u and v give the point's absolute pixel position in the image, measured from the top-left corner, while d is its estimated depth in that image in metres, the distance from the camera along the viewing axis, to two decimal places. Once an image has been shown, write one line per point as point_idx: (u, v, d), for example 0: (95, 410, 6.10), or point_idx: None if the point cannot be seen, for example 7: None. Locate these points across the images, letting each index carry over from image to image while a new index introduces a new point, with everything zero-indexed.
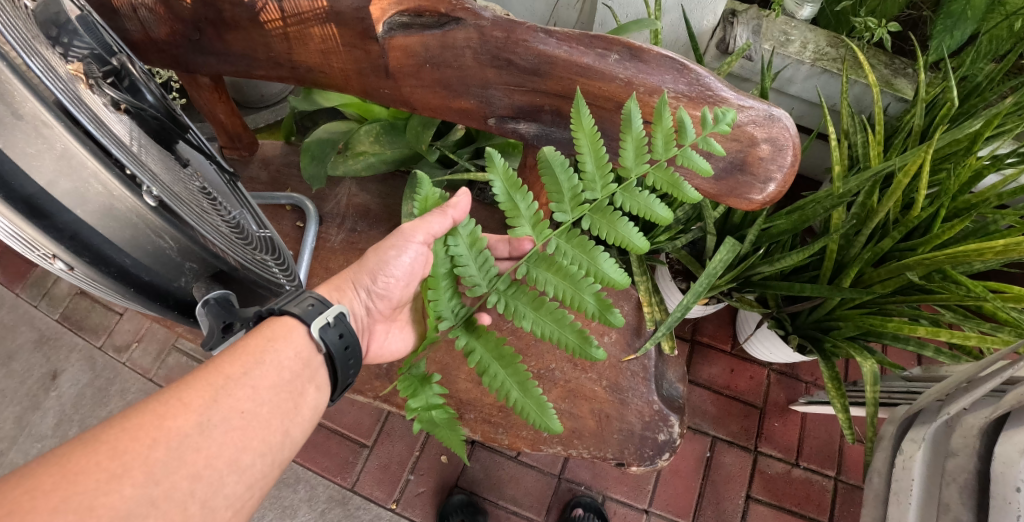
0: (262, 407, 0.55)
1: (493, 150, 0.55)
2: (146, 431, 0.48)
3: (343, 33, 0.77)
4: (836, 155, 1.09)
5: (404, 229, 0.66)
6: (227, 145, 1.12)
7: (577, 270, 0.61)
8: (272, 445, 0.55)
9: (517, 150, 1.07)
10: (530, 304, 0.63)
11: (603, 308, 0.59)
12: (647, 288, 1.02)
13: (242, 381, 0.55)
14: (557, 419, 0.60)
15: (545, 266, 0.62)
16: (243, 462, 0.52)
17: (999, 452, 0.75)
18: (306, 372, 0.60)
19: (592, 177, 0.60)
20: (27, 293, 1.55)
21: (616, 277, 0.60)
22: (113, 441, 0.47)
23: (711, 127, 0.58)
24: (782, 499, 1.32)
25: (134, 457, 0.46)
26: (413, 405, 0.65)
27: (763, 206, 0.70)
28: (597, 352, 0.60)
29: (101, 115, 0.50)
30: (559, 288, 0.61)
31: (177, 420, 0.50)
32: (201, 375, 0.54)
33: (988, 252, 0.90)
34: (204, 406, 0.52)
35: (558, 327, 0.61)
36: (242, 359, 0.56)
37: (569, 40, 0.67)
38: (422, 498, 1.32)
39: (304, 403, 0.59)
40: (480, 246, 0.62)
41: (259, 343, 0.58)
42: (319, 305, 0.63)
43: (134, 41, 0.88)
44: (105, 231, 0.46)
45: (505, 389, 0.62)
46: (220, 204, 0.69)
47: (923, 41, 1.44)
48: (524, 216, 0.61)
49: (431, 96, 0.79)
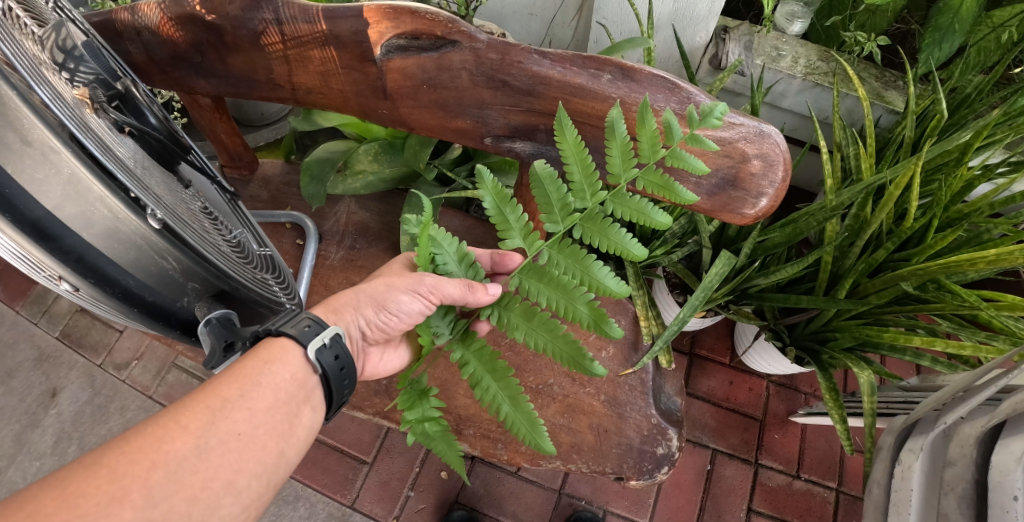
0: (259, 429, 0.55)
1: (481, 166, 0.58)
2: (145, 455, 0.49)
3: (342, 55, 0.79)
4: (829, 168, 1.10)
5: (425, 274, 0.67)
6: (228, 164, 1.14)
7: (569, 279, 0.62)
8: (268, 466, 0.55)
9: (513, 169, 1.09)
10: (522, 316, 0.65)
11: (598, 319, 0.58)
12: (644, 303, 1.07)
13: (238, 404, 0.55)
14: (549, 437, 0.60)
15: (538, 278, 0.64)
16: (239, 483, 0.52)
17: (996, 461, 0.76)
18: (302, 392, 0.61)
19: (580, 187, 0.62)
20: (27, 311, 1.56)
21: (614, 287, 0.59)
22: (113, 464, 0.47)
23: (700, 124, 0.60)
24: (784, 511, 1.31)
25: (134, 481, 0.47)
26: (409, 417, 0.65)
27: (757, 220, 0.72)
28: (595, 364, 0.59)
29: (105, 138, 0.51)
30: (552, 297, 0.62)
31: (175, 443, 0.50)
32: (197, 397, 0.55)
33: (981, 262, 0.91)
34: (201, 429, 0.52)
35: (552, 339, 0.61)
36: (240, 381, 0.57)
37: (563, 61, 0.69)
38: (423, 514, 1.31)
39: (299, 423, 0.59)
40: (468, 260, 0.69)
41: (256, 365, 0.59)
42: (316, 326, 0.64)
43: (136, 64, 0.90)
44: (110, 253, 0.47)
45: (496, 403, 0.63)
46: (221, 224, 0.70)
47: (912, 54, 1.47)
48: (515, 228, 0.64)
49: (428, 115, 0.81)
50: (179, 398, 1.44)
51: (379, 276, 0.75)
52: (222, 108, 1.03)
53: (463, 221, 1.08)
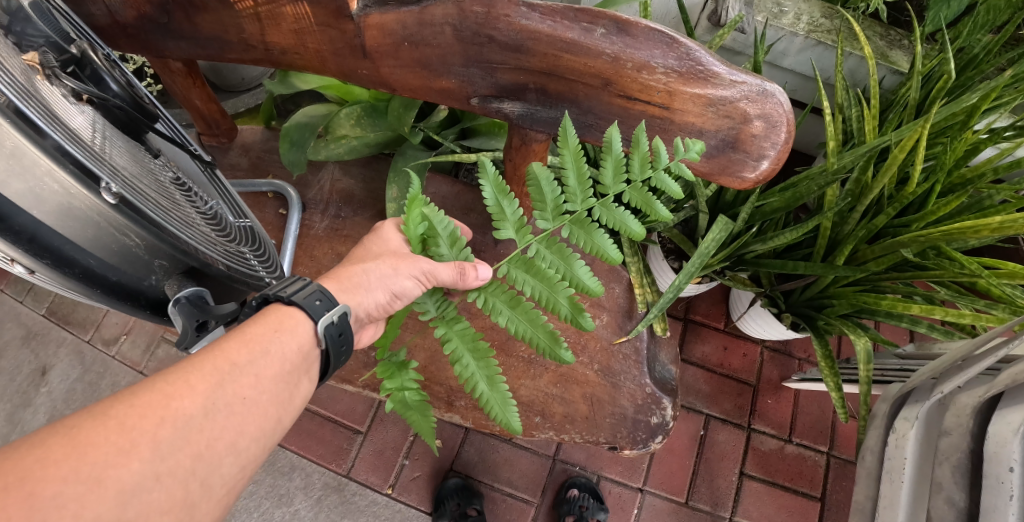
0: (263, 395, 0.52)
1: (484, 154, 0.57)
2: (155, 410, 0.45)
3: (316, 11, 0.74)
4: (830, 130, 1.06)
5: (420, 259, 0.67)
6: (205, 131, 1.09)
7: (553, 273, 0.63)
8: (267, 431, 0.52)
9: (503, 131, 1.04)
10: (507, 302, 0.65)
11: (576, 312, 0.60)
12: (639, 269, 1.01)
13: (246, 370, 0.52)
14: (519, 417, 0.63)
15: (524, 268, 0.64)
16: (240, 444, 0.49)
17: (993, 431, 0.75)
18: (304, 364, 0.58)
19: (573, 191, 0.62)
20: (10, 289, 1.51)
21: (591, 285, 0.61)
22: (121, 416, 0.44)
23: (683, 153, 0.61)
24: (775, 475, 1.33)
25: (143, 433, 0.43)
26: (388, 385, 0.67)
27: (757, 184, 0.68)
28: (566, 355, 0.61)
29: (55, 106, 0.47)
30: (536, 289, 0.62)
31: (183, 401, 0.47)
32: (206, 357, 0.51)
33: (985, 229, 0.88)
34: (210, 390, 0.49)
35: (531, 326, 0.63)
36: (249, 346, 0.53)
37: (552, 14, 0.64)
38: (418, 482, 1.32)
39: (299, 393, 0.56)
40: (460, 245, 0.66)
41: (265, 332, 0.56)
42: (326, 299, 0.60)
43: (100, 26, 0.84)
44: (65, 232, 0.43)
45: (473, 380, 0.64)
46: (195, 194, 0.67)
47: (919, 10, 1.42)
48: (510, 221, 0.63)
49: (410, 76, 0.76)
50: None
51: (379, 253, 0.70)
52: (195, 72, 0.96)
53: (451, 188, 1.04)
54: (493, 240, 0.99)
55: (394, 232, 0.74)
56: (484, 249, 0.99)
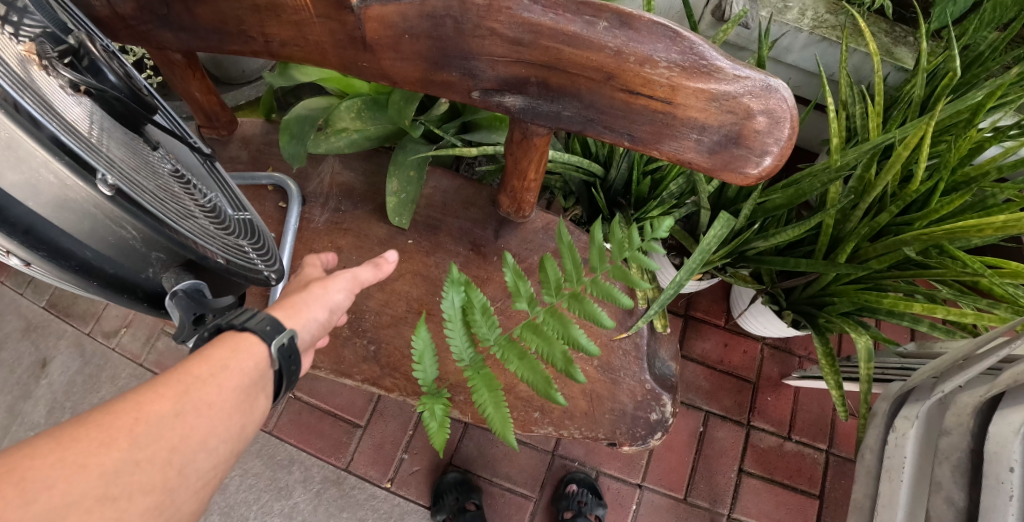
0: (230, 400, 0.51)
1: (506, 253, 0.75)
2: (125, 416, 0.44)
3: (316, 3, 0.73)
4: (834, 127, 1.05)
5: (340, 276, 0.72)
6: (205, 124, 1.08)
7: (554, 335, 0.75)
8: (237, 434, 0.51)
9: (505, 125, 1.04)
10: (516, 353, 0.76)
11: (569, 365, 0.73)
12: (640, 265, 1.00)
13: (207, 382, 0.50)
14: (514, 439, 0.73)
15: (533, 332, 0.76)
16: (212, 442, 0.48)
17: (994, 431, 0.75)
18: (268, 377, 0.57)
19: (571, 273, 0.76)
20: (11, 281, 1.51)
21: (587, 347, 0.72)
22: (89, 421, 0.43)
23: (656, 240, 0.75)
24: (774, 472, 1.33)
25: (114, 432, 0.43)
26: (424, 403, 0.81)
27: (759, 180, 0.67)
28: (559, 398, 0.73)
29: (52, 98, 0.46)
30: (539, 346, 0.76)
31: (153, 404, 0.46)
32: (168, 372, 0.50)
33: (988, 228, 0.88)
34: (176, 395, 0.48)
35: (532, 372, 0.75)
36: (210, 360, 0.52)
37: (555, 7, 0.64)
38: (417, 476, 1.32)
39: (263, 403, 0.55)
40: (490, 313, 0.77)
41: (223, 347, 0.55)
42: (274, 324, 0.59)
43: (99, 17, 0.84)
44: (61, 223, 0.43)
45: (483, 406, 0.75)
46: (194, 187, 0.67)
47: (925, 7, 1.41)
48: (524, 297, 0.77)
49: (411, 69, 0.75)
50: (170, 366, 1.42)
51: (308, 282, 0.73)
52: (194, 64, 0.96)
53: (451, 182, 1.03)
54: (494, 235, 0.99)
55: (314, 269, 0.79)
56: (485, 243, 0.99)
